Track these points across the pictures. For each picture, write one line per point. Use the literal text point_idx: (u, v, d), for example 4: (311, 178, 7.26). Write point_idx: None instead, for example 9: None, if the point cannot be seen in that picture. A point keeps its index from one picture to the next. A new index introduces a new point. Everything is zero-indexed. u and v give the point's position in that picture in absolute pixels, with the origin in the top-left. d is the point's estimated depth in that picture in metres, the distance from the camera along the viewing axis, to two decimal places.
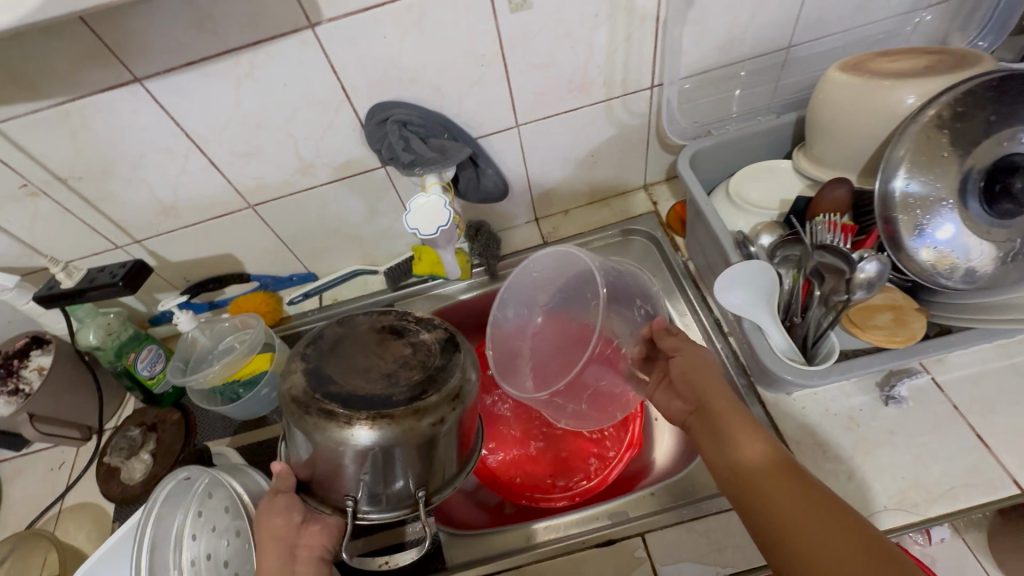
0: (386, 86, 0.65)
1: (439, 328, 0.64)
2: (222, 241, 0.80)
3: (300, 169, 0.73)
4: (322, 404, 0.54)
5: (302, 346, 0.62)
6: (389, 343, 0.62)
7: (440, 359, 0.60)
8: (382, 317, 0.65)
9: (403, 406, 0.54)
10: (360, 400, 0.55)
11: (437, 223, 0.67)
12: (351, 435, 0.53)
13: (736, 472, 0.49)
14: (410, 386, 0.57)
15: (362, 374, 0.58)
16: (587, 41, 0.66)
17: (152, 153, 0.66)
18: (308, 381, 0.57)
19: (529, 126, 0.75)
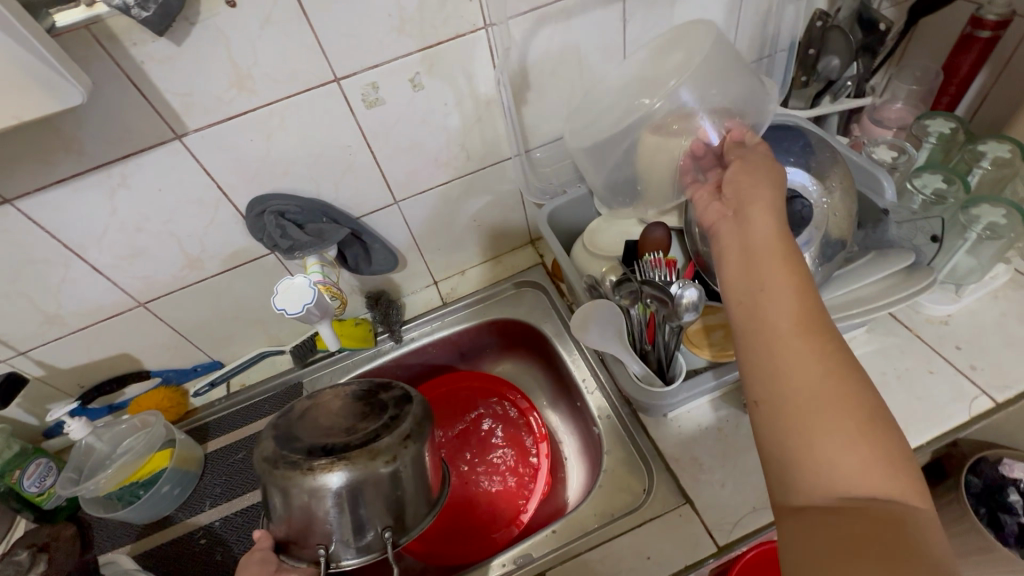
0: (260, 181, 0.71)
1: (396, 383, 0.65)
2: (115, 342, 0.81)
3: (188, 264, 0.76)
4: (287, 457, 0.56)
5: (275, 417, 0.64)
6: (353, 402, 0.63)
7: (397, 409, 0.61)
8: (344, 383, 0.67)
9: (358, 448, 0.56)
10: (321, 450, 0.57)
11: (303, 301, 0.71)
12: (319, 480, 0.54)
13: (772, 337, 0.43)
14: (369, 433, 0.58)
15: (324, 431, 0.59)
16: (443, 126, 0.75)
17: (30, 266, 0.68)
18: (275, 442, 0.59)
19: (407, 201, 0.82)
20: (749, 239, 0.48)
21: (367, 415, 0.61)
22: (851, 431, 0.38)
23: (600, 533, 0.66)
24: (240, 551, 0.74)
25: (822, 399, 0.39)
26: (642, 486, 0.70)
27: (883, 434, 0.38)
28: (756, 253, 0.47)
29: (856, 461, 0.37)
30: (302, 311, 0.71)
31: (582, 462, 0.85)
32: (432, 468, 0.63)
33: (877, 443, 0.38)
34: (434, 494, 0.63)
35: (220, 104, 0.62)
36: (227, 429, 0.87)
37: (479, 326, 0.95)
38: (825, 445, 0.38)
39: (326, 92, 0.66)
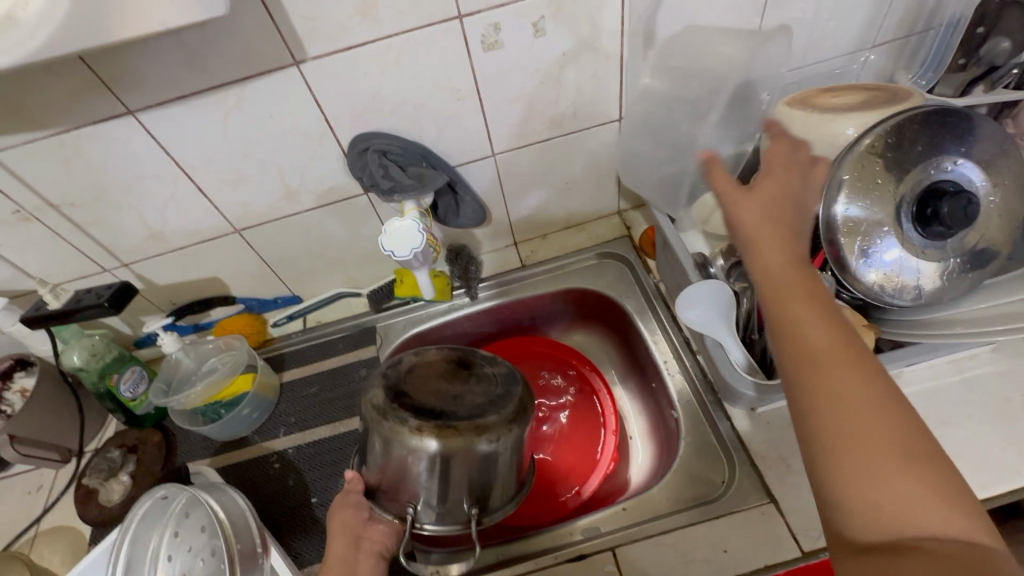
0: (365, 119, 0.69)
1: (502, 363, 0.65)
2: (209, 265, 0.83)
3: (285, 196, 0.76)
4: (398, 411, 0.56)
5: (383, 364, 0.64)
6: (460, 373, 0.63)
7: (503, 389, 0.61)
8: (451, 348, 0.66)
9: (465, 420, 0.56)
10: (430, 412, 0.57)
11: (411, 245, 0.70)
12: (421, 443, 0.55)
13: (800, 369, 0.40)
14: (475, 408, 0.58)
15: (432, 394, 0.60)
16: (557, 78, 0.71)
17: (143, 180, 0.69)
18: (385, 391, 0.59)
19: (504, 155, 0.79)
20: (757, 266, 0.45)
21: (474, 389, 0.61)
22: (900, 469, 0.35)
23: (672, 519, 0.65)
24: (311, 480, 0.77)
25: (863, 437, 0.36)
26: (720, 478, 0.67)
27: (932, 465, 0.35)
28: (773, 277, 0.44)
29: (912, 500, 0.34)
30: (412, 255, 0.70)
31: (649, 446, 0.83)
32: (522, 454, 0.63)
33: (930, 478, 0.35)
34: (519, 478, 0.64)
35: (342, 33, 0.61)
36: (302, 362, 0.89)
37: (556, 293, 0.93)
38: (877, 488, 0.35)
39: (446, 30, 0.63)
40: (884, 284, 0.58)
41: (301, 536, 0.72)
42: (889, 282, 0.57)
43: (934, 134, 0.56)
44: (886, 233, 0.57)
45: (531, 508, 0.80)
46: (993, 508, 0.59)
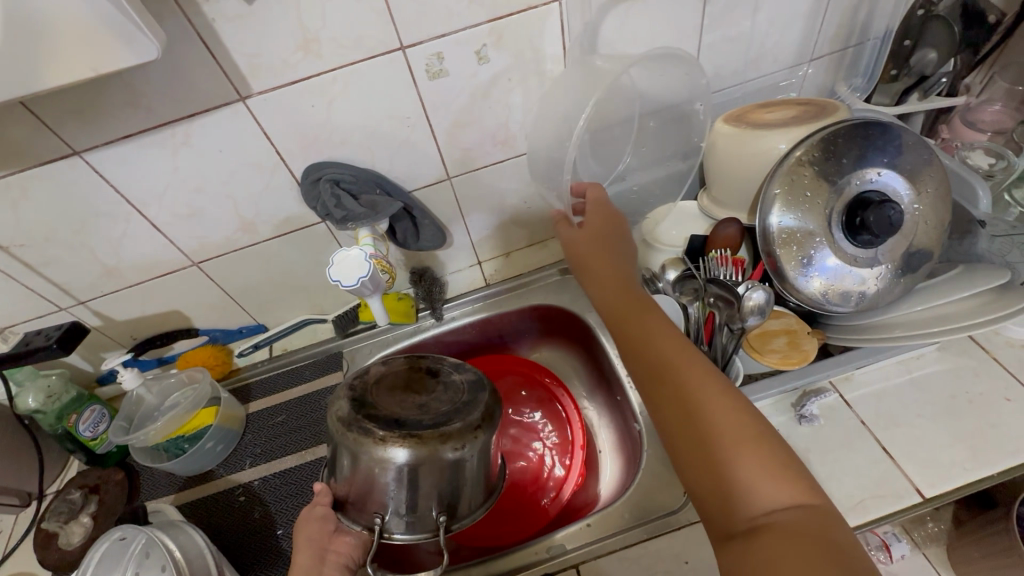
0: (316, 149, 0.70)
1: (469, 369, 0.65)
2: (169, 299, 0.82)
3: (242, 228, 0.76)
4: (363, 422, 0.56)
5: (349, 378, 0.63)
6: (427, 381, 0.63)
7: (469, 396, 0.61)
8: (419, 357, 0.66)
9: (430, 428, 0.56)
10: (396, 421, 0.56)
11: (358, 274, 0.70)
12: (387, 454, 0.54)
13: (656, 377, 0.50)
14: (442, 415, 0.58)
15: (398, 402, 0.59)
16: (505, 102, 0.73)
17: (93, 218, 0.69)
18: (350, 403, 0.58)
19: (460, 178, 0.80)
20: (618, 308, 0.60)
21: (440, 397, 0.61)
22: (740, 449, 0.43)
23: (635, 532, 0.65)
24: (276, 511, 0.76)
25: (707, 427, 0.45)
26: (682, 487, 0.69)
27: (768, 444, 0.43)
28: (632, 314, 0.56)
29: (756, 478, 0.42)
30: (360, 284, 0.70)
31: (615, 459, 0.84)
32: (491, 461, 0.63)
33: (766, 453, 0.43)
34: (489, 485, 0.64)
35: (287, 67, 0.62)
36: (269, 391, 0.89)
37: (521, 311, 0.94)
38: (728, 469, 0.43)
39: (391, 61, 0.65)
40: (827, 290, 0.60)
41: (265, 570, 0.71)
42: (830, 290, 0.60)
43: (860, 147, 0.58)
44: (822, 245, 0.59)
45: (505, 524, 0.79)
46: (944, 504, 0.59)
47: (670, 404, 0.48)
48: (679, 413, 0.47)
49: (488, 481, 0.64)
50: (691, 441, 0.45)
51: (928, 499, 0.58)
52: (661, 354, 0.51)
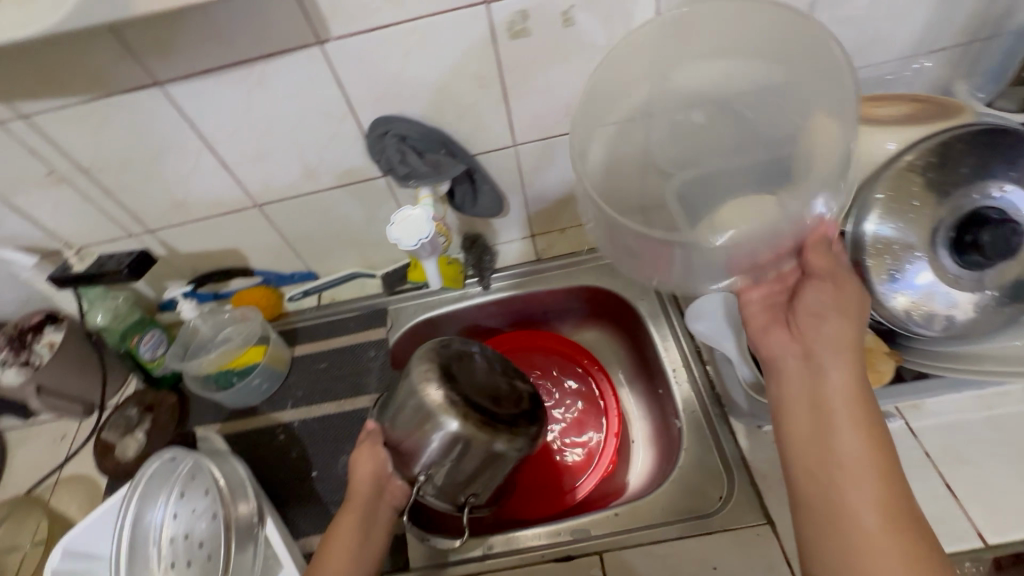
0: (386, 102, 0.69)
1: (530, 377, 0.69)
2: (230, 237, 0.84)
3: (305, 174, 0.77)
4: (451, 393, 0.59)
5: (433, 341, 0.65)
6: (497, 374, 0.66)
7: (526, 401, 0.65)
8: (493, 348, 0.70)
9: (503, 423, 0.60)
10: (473, 402, 0.60)
11: (419, 236, 0.70)
12: (458, 430, 0.57)
13: (809, 427, 0.48)
14: (509, 413, 0.62)
15: (476, 386, 0.63)
16: (585, 70, 0.69)
17: (166, 150, 0.70)
18: (439, 369, 0.61)
19: (526, 146, 0.78)
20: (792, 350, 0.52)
21: (507, 392, 0.64)
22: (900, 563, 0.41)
23: (665, 529, 0.64)
24: (313, 454, 0.78)
25: (855, 482, 0.44)
26: (717, 493, 0.66)
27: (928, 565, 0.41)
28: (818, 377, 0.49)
29: None
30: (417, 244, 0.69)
31: (647, 454, 0.83)
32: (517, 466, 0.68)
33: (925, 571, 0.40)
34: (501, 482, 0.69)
35: (367, 14, 0.60)
36: (315, 338, 0.91)
37: (570, 291, 0.92)
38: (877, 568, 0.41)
39: (473, 16, 0.61)
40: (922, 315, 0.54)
41: (299, 508, 0.74)
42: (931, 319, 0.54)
43: (982, 156, 0.52)
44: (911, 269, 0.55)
45: (527, 501, 0.80)
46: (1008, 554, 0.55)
47: (829, 478, 0.45)
48: (846, 504, 0.44)
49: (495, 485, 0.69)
50: (842, 529, 0.43)
51: (991, 547, 0.54)
52: (846, 434, 0.46)
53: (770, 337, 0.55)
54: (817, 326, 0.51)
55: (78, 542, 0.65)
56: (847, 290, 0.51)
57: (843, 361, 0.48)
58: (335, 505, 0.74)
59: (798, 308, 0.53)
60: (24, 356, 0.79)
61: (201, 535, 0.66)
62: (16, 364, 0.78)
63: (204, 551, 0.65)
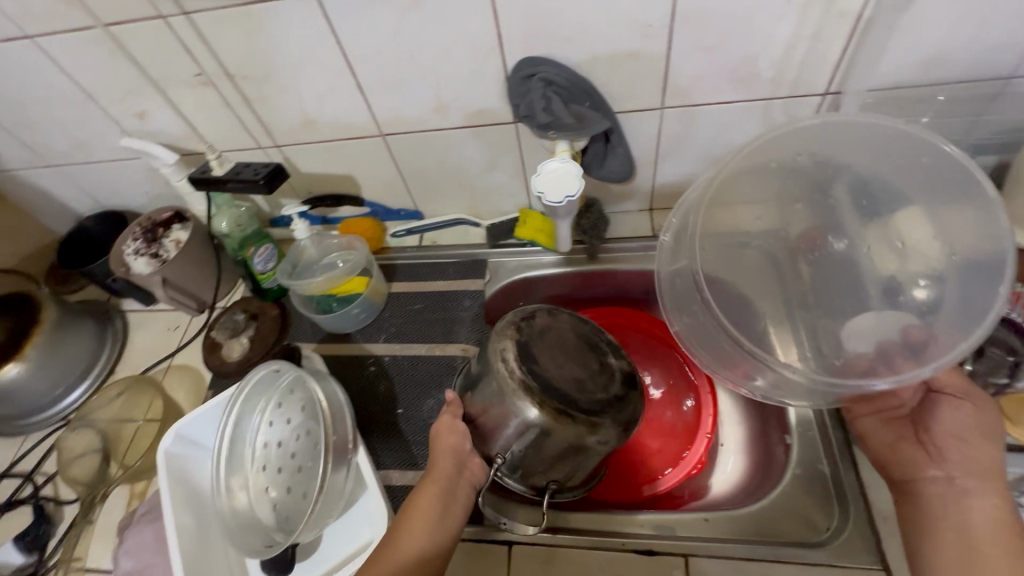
0: (539, 41, 0.63)
1: (626, 358, 0.64)
2: (350, 163, 0.84)
3: (436, 109, 0.74)
4: (527, 379, 0.57)
5: (512, 316, 0.63)
6: (587, 355, 0.62)
7: (619, 387, 0.60)
8: (582, 322, 0.65)
9: (583, 414, 0.56)
10: (552, 389, 0.57)
11: (567, 192, 0.64)
12: (534, 416, 0.55)
13: (955, 558, 0.49)
14: (596, 402, 0.58)
15: (557, 369, 0.59)
16: (768, 32, 0.60)
17: (308, 66, 0.69)
18: (517, 350, 0.59)
19: (673, 110, 0.70)
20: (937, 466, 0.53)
21: (596, 378, 0.60)
22: None
23: (763, 548, 0.59)
24: (400, 391, 0.79)
25: None
26: (825, 524, 0.61)
27: None
28: (971, 506, 0.50)
29: None
30: (565, 204, 0.64)
31: (737, 462, 0.77)
32: (612, 452, 0.65)
33: None
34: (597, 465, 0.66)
35: None
36: (412, 277, 0.91)
37: None
38: None
39: None
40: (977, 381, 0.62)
41: (381, 439, 0.76)
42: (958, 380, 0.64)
43: None
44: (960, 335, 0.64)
45: (602, 482, 0.77)
46: None
47: None
48: None
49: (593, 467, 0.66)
50: None
51: None
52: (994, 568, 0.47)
53: (904, 449, 0.56)
54: (960, 453, 0.52)
55: (188, 430, 0.69)
56: (985, 411, 0.53)
57: (987, 488, 0.51)
58: (415, 444, 0.74)
59: (930, 429, 0.55)
60: (153, 248, 0.84)
61: (293, 448, 0.68)
62: (146, 254, 0.83)
63: (296, 463, 0.67)
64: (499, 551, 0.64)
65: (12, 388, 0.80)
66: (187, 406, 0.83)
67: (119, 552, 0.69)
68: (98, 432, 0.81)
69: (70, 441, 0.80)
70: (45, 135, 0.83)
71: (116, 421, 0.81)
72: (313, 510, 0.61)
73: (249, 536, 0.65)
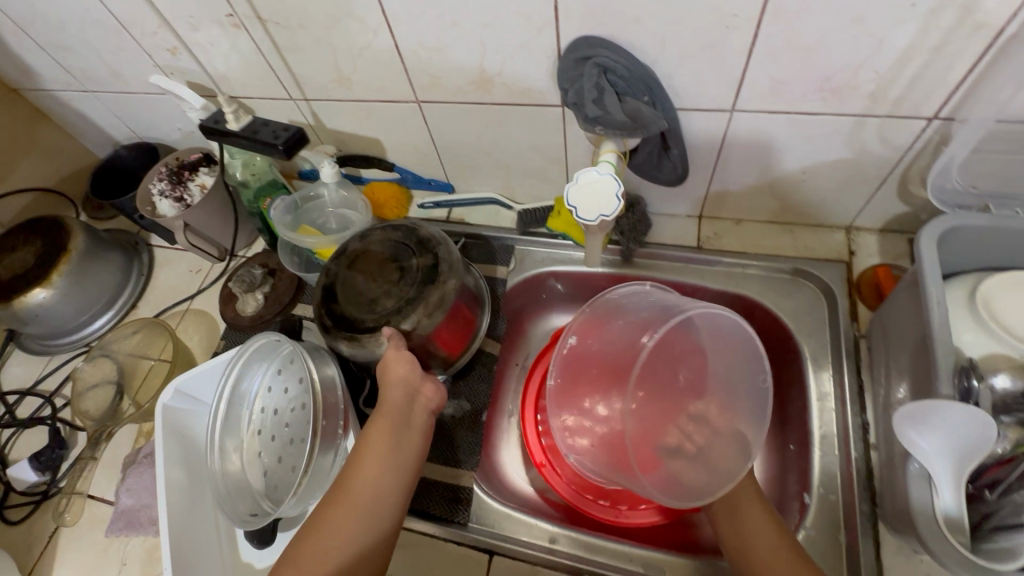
0: (600, 20, 0.55)
1: (429, 255, 0.66)
2: (382, 125, 0.78)
3: (478, 82, 0.67)
4: (322, 318, 0.65)
5: (330, 257, 0.69)
6: (385, 266, 0.66)
7: (419, 288, 0.64)
8: (392, 233, 0.69)
9: (369, 331, 0.63)
10: (345, 319, 0.64)
11: (601, 211, 0.57)
12: (337, 346, 0.65)
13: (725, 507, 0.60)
14: (385, 315, 0.63)
15: (353, 296, 0.65)
16: (879, 37, 0.50)
17: (345, 19, 0.63)
18: (319, 292, 0.66)
19: (746, 115, 0.61)
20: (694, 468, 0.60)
21: (391, 290, 0.64)
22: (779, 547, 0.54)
23: None
24: None
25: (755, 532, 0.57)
26: None
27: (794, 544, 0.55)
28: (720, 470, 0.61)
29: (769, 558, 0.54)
30: (598, 223, 0.57)
31: None
32: (448, 338, 0.69)
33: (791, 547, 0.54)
34: (464, 331, 0.71)
35: None
36: None
37: (723, 295, 0.77)
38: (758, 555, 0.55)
39: None
40: None
41: None
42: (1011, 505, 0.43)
43: None
44: (927, 453, 0.47)
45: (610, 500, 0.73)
46: None
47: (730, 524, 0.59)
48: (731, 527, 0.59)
49: (456, 344, 0.71)
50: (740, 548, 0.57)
51: None
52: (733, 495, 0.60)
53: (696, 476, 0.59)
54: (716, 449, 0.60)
55: (188, 383, 0.70)
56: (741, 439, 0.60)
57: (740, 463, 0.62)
58: None
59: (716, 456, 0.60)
60: (178, 191, 0.82)
61: (287, 417, 0.67)
62: (171, 197, 0.82)
63: (288, 434, 0.66)
64: (480, 558, 0.64)
65: (39, 312, 0.82)
66: (200, 351, 0.84)
67: (121, 488, 0.71)
68: (115, 365, 0.83)
69: (88, 370, 0.82)
70: (81, 60, 0.81)
71: (132, 358, 0.83)
72: (298, 488, 0.60)
73: (238, 498, 0.65)
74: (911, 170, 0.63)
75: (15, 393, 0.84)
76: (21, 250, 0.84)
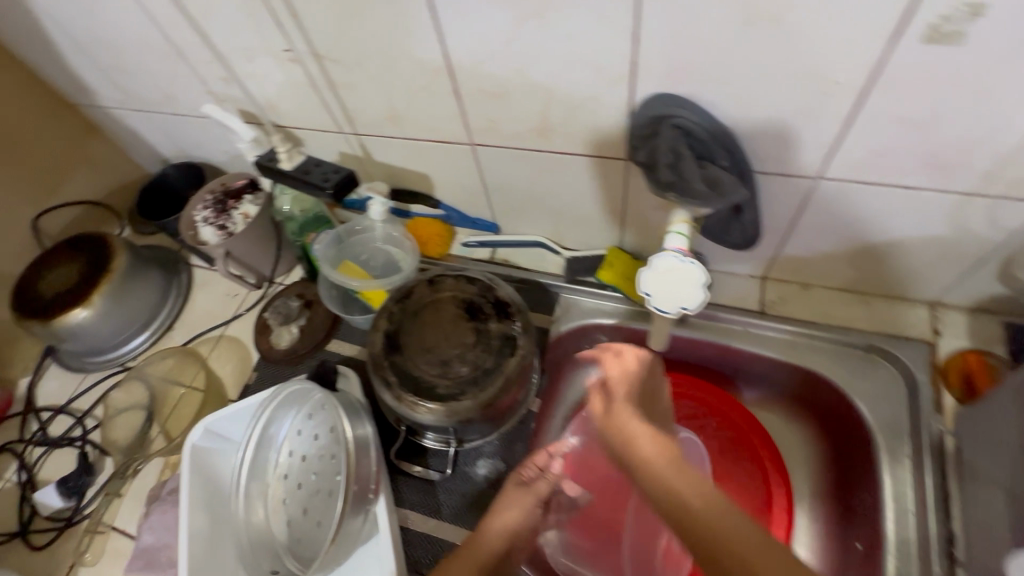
0: (680, 78, 0.50)
1: (507, 322, 0.64)
2: (432, 163, 0.75)
3: (538, 130, 0.63)
4: (385, 372, 0.62)
5: (398, 303, 0.66)
6: (460, 324, 0.65)
7: (496, 358, 0.62)
8: (467, 287, 0.67)
9: (442, 397, 0.61)
10: (414, 379, 0.61)
11: (681, 304, 0.54)
12: (397, 406, 0.62)
13: None
14: (459, 383, 0.61)
15: (424, 354, 0.63)
16: (1004, 115, 0.44)
17: (404, 61, 0.60)
18: (384, 341, 0.64)
19: (832, 183, 0.56)
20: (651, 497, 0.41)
21: (465, 353, 0.63)
22: None
23: None
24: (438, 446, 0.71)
25: None
26: None
27: None
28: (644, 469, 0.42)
29: None
30: (679, 316, 0.55)
31: None
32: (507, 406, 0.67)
33: None
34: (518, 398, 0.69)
35: None
36: None
37: (785, 366, 0.71)
38: None
39: None
40: None
41: (408, 481, 0.69)
42: None
43: None
44: None
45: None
46: None
47: None
48: None
49: (510, 407, 0.69)
50: None
51: None
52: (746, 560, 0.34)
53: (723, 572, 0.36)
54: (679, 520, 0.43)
55: (216, 425, 0.68)
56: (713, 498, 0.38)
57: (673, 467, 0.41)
58: (442, 490, 0.68)
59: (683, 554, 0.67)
60: (222, 219, 0.81)
61: (315, 467, 0.65)
62: (215, 224, 0.80)
63: (316, 485, 0.64)
64: None
65: (77, 330, 0.81)
66: (231, 382, 0.82)
67: (143, 525, 0.70)
68: (147, 390, 0.82)
69: (119, 395, 0.82)
70: (137, 82, 0.80)
71: (162, 384, 0.82)
72: (326, 551, 0.58)
73: (261, 550, 0.63)
74: (1016, 253, 0.56)
75: (50, 410, 0.84)
76: (63, 267, 0.84)
